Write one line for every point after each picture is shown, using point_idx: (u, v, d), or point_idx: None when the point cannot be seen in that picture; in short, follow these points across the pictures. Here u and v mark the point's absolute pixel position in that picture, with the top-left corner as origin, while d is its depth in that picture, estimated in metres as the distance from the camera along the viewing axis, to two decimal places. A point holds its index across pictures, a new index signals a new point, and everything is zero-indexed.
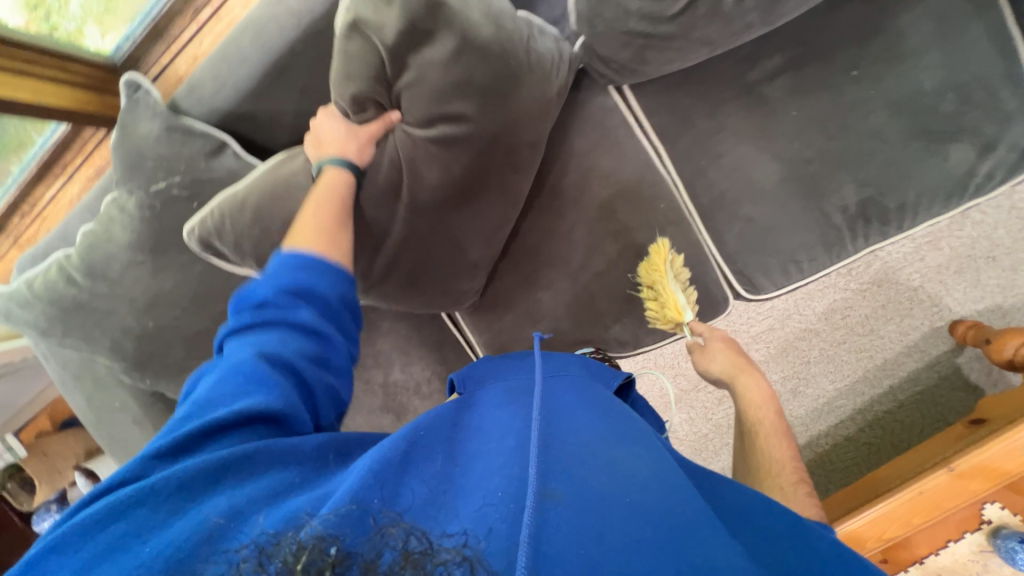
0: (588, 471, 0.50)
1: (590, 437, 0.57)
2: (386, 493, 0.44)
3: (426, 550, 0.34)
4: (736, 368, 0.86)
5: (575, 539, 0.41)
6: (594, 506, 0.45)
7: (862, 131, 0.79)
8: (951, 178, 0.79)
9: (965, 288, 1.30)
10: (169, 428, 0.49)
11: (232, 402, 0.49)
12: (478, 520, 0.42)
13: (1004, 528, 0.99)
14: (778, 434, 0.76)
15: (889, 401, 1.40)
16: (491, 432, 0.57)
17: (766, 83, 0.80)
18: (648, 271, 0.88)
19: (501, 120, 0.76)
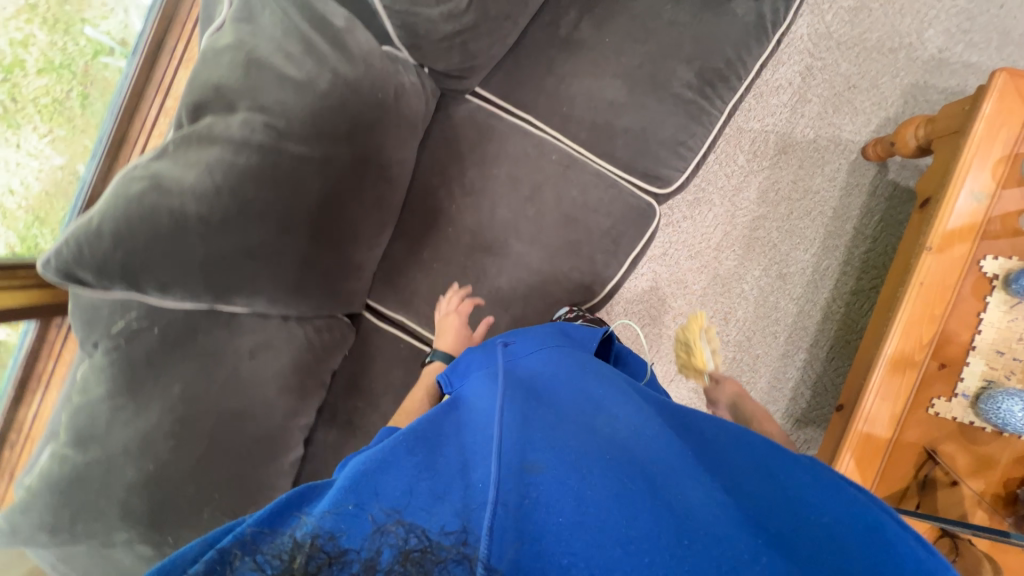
0: (567, 438, 0.54)
1: (571, 409, 0.61)
2: (381, 479, 0.48)
3: (425, 547, 0.40)
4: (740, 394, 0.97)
5: (555, 508, 0.46)
6: (571, 465, 0.50)
7: (662, 27, 0.94)
8: (750, 25, 0.94)
9: (851, 119, 1.43)
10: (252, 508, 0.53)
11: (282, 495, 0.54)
12: (466, 510, 0.45)
13: (1012, 273, 0.98)
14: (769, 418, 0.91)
15: (863, 240, 1.45)
16: (472, 418, 0.60)
17: (575, 31, 0.97)
18: (686, 331, 1.12)
19: (365, 140, 0.81)
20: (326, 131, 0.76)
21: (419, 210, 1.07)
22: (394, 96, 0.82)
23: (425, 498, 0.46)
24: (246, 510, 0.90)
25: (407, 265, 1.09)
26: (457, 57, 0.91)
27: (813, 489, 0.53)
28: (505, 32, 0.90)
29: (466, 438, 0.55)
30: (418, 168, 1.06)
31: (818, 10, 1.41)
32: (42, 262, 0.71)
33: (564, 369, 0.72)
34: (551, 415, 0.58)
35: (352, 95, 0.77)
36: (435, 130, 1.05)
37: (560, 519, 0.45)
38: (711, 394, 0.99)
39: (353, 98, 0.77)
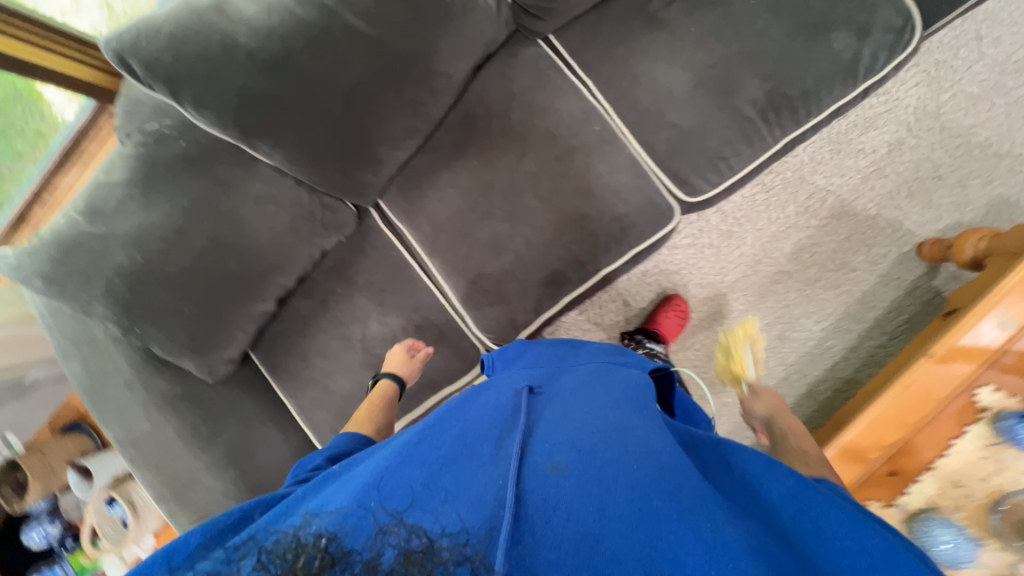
0: (587, 449, 0.55)
1: (595, 421, 0.62)
2: (394, 475, 0.51)
3: (426, 549, 0.42)
4: (777, 408, 0.93)
5: (570, 513, 0.47)
6: (593, 480, 0.50)
7: (751, 34, 0.90)
8: (841, 64, 0.89)
9: (921, 210, 1.33)
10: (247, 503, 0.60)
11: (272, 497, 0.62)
12: (473, 514, 0.46)
13: (1003, 412, 0.94)
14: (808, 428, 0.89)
15: (879, 334, 1.38)
16: (490, 419, 0.64)
17: (665, 9, 0.94)
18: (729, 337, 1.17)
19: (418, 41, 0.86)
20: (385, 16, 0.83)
21: (453, 133, 1.08)
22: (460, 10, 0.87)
23: (432, 500, 0.48)
24: (207, 335, 1.00)
25: (424, 180, 1.12)
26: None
27: (853, 514, 0.51)
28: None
29: (487, 446, 0.57)
30: (467, 92, 1.07)
31: (935, 85, 1.30)
32: (104, 41, 0.79)
33: (592, 394, 0.72)
34: (572, 429, 0.60)
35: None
36: (496, 61, 1.05)
37: (563, 531, 0.45)
38: (749, 406, 0.97)
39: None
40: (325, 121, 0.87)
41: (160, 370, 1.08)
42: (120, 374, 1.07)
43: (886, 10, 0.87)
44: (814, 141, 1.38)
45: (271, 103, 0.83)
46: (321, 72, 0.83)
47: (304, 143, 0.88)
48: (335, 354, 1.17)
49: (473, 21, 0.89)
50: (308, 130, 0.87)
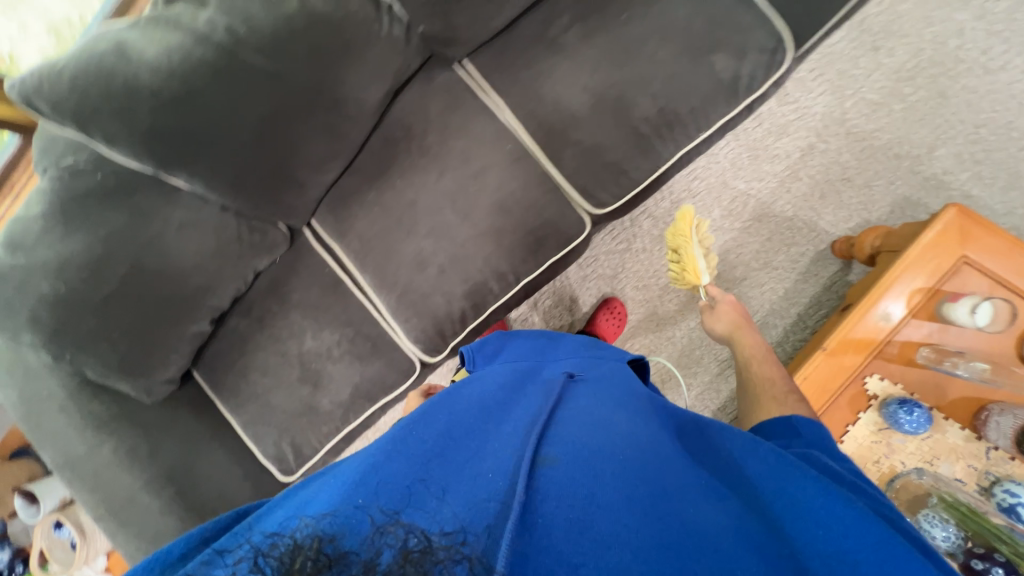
0: (576, 443, 0.58)
1: (583, 418, 0.65)
2: (384, 472, 0.51)
3: (425, 549, 0.40)
4: (733, 326, 1.07)
5: (562, 506, 0.49)
6: (583, 473, 0.53)
7: (641, 57, 0.97)
8: (723, 82, 0.96)
9: (833, 210, 1.42)
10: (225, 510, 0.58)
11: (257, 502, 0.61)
12: (469, 512, 0.47)
13: (890, 398, 1.00)
14: (764, 359, 0.98)
15: (802, 329, 1.46)
16: (474, 414, 0.66)
17: (563, 35, 1.00)
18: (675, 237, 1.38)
19: (322, 74, 0.91)
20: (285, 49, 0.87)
21: (376, 154, 1.13)
22: (361, 41, 0.92)
23: (426, 497, 0.48)
24: (137, 357, 1.03)
25: (352, 199, 1.16)
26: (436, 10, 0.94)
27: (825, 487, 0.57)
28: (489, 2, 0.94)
29: (476, 445, 0.59)
30: (388, 114, 1.12)
31: (839, 93, 1.39)
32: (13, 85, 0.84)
33: (569, 390, 0.75)
34: (558, 424, 0.63)
35: (316, 25, 0.88)
36: (413, 85, 1.10)
37: (560, 521, 0.48)
38: (710, 322, 1.12)
39: (318, 30, 0.88)
40: (236, 149, 0.91)
41: (97, 393, 1.11)
42: (55, 399, 1.10)
43: (759, 33, 0.94)
44: (733, 149, 1.47)
45: (179, 134, 0.87)
46: (225, 105, 0.87)
47: (218, 172, 0.92)
48: (273, 370, 1.20)
49: (376, 51, 0.93)
50: (218, 157, 0.91)
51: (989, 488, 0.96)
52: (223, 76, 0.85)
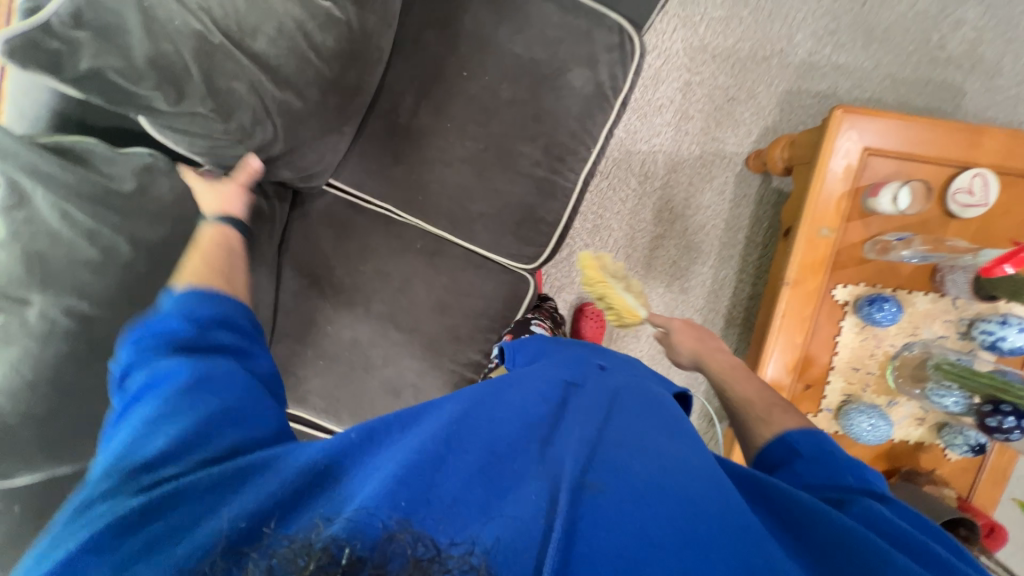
0: (637, 459, 0.56)
1: (647, 436, 0.61)
2: (427, 484, 0.49)
3: (433, 557, 0.41)
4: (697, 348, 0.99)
5: (608, 534, 0.47)
6: (637, 494, 0.51)
7: (501, 107, 0.92)
8: (589, 95, 0.92)
9: (734, 132, 1.44)
10: (169, 424, 0.56)
11: (197, 407, 0.57)
12: (509, 536, 0.45)
13: (861, 298, 1.06)
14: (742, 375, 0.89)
15: (754, 247, 1.50)
16: (523, 415, 0.61)
17: (415, 117, 0.94)
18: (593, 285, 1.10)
19: None
20: (140, 293, 0.75)
21: (294, 310, 1.05)
22: None
23: (467, 514, 0.47)
24: None
25: (292, 366, 1.07)
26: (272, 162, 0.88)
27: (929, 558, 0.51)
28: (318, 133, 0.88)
29: (530, 462, 0.55)
30: (285, 268, 1.03)
31: (689, 23, 1.38)
32: None
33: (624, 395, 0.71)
34: (617, 437, 0.60)
35: (162, 253, 0.77)
36: (294, 228, 1.02)
37: (601, 550, 0.46)
38: (673, 352, 1.03)
39: (166, 254, 0.77)
40: None
41: None
42: None
43: (600, 33, 0.90)
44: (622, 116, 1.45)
45: (81, 434, 0.75)
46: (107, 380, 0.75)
47: None
48: None
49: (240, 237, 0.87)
50: None
51: (969, 330, 1.04)
52: (89, 359, 0.72)
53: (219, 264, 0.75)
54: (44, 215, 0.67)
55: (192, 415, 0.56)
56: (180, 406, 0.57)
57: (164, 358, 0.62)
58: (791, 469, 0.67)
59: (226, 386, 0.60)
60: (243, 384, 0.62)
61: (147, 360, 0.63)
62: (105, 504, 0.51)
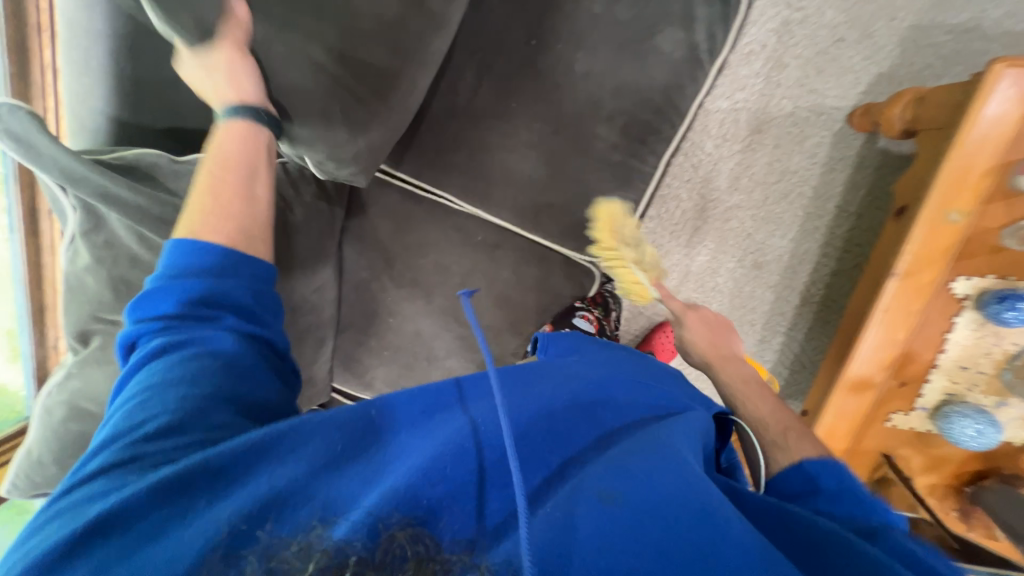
0: (686, 486, 0.47)
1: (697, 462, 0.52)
2: (440, 478, 0.46)
3: (434, 558, 0.38)
4: (710, 354, 0.89)
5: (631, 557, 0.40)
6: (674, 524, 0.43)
7: (574, 81, 0.81)
8: (680, 61, 0.78)
9: (836, 82, 1.23)
10: (164, 402, 0.54)
11: (190, 384, 0.56)
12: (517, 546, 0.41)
13: (987, 292, 0.92)
14: (761, 393, 0.81)
15: (845, 218, 1.32)
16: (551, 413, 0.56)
17: (476, 97, 0.85)
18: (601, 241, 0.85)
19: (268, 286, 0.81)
20: None
21: (356, 302, 1.03)
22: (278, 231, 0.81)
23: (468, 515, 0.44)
24: None
25: (356, 357, 1.08)
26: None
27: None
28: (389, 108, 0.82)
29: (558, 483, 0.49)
30: (344, 262, 1.01)
31: None
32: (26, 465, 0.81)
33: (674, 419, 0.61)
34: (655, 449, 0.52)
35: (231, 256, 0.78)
36: (352, 221, 0.99)
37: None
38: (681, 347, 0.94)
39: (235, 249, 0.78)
40: None
41: None
42: None
43: None
44: None
45: None
46: None
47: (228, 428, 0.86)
48: None
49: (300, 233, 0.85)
50: None
51: None
52: None
53: (237, 180, 0.72)
54: (127, 242, 0.79)
55: (188, 402, 0.54)
56: (174, 390, 0.55)
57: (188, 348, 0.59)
58: (811, 500, 0.59)
59: (199, 348, 0.59)
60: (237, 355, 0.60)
61: (166, 344, 0.59)
62: (110, 490, 0.48)
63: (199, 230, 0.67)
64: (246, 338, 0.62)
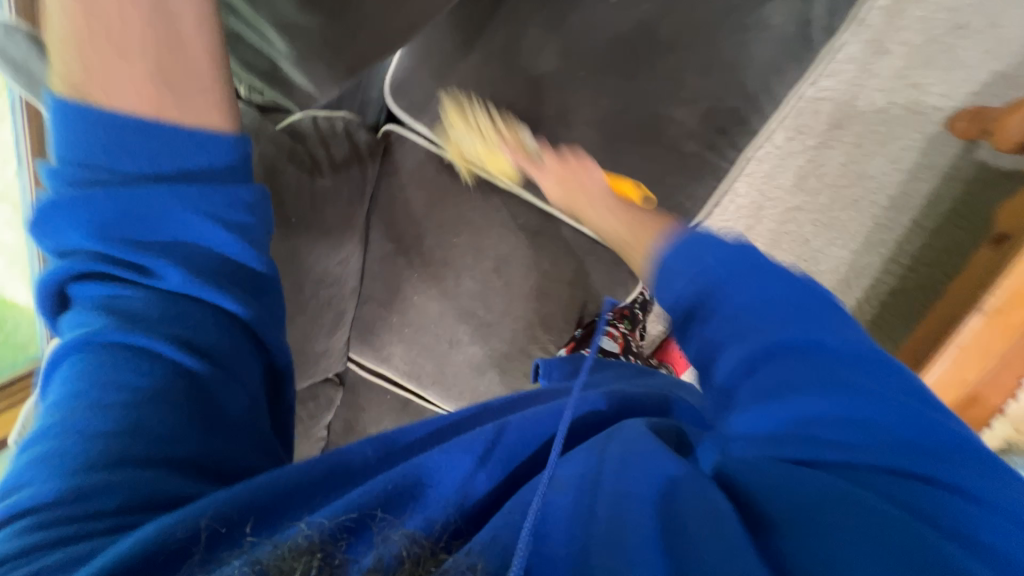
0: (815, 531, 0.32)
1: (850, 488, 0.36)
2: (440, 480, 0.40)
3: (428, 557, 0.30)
4: (564, 188, 0.73)
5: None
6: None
7: (655, 51, 0.70)
8: (789, 39, 0.68)
9: (943, 77, 1.09)
10: (85, 432, 0.37)
11: (124, 380, 0.40)
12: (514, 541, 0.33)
13: None
14: (600, 200, 0.68)
15: (918, 234, 1.16)
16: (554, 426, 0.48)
17: (537, 59, 0.75)
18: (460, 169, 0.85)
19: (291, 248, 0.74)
20: None
21: (379, 275, 0.95)
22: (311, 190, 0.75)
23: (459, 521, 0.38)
24: None
25: (373, 333, 1.01)
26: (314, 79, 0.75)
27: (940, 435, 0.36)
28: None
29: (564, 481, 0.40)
30: (370, 230, 0.93)
31: None
32: None
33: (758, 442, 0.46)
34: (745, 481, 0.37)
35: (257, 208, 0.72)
36: (383, 187, 0.90)
37: None
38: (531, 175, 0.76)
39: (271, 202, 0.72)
40: None
41: None
42: None
43: None
44: None
45: None
46: None
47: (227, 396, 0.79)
48: None
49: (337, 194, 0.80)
50: None
51: None
52: None
53: None
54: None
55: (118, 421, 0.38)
56: (98, 410, 0.38)
57: (131, 333, 0.41)
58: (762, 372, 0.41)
59: (119, 331, 0.42)
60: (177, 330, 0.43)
61: (91, 329, 0.41)
62: None
63: (81, 78, 0.41)
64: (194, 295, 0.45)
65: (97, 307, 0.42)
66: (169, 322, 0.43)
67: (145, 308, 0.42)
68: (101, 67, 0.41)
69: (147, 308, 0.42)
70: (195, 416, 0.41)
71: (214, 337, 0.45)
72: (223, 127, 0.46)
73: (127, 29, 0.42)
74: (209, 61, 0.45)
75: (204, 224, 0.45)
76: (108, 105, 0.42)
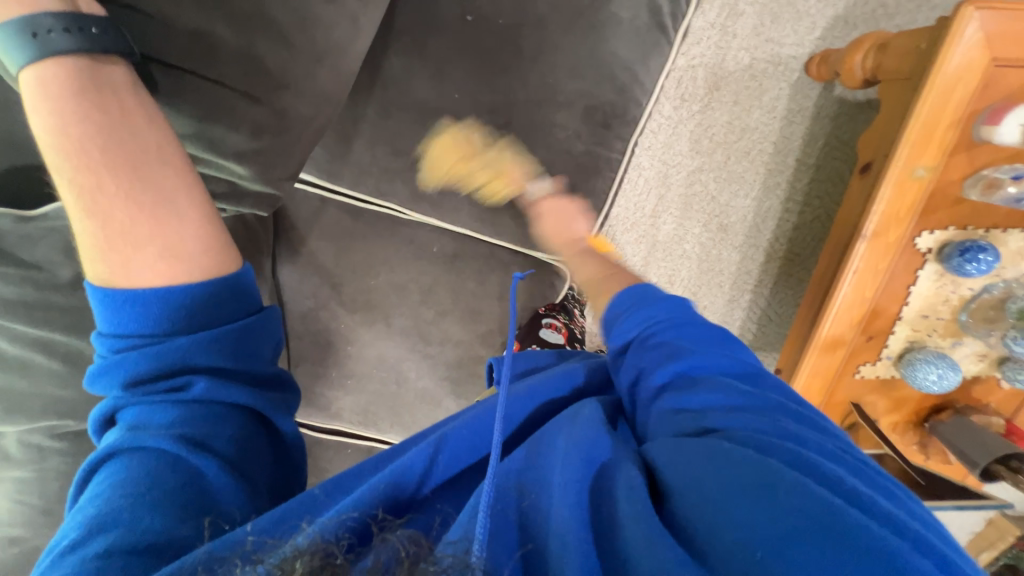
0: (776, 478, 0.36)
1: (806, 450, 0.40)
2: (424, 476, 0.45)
3: (427, 555, 0.29)
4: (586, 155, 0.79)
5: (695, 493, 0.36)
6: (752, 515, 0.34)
7: (522, 60, 0.71)
8: (644, 29, 0.70)
9: (791, 27, 1.18)
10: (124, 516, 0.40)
11: (164, 469, 0.44)
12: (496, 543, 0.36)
13: (946, 246, 0.93)
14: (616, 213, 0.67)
15: (806, 171, 1.26)
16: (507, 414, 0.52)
17: (409, 91, 0.74)
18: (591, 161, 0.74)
19: None
20: None
21: (304, 334, 0.89)
22: None
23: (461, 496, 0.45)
24: None
25: (315, 393, 0.94)
26: (268, 179, 0.70)
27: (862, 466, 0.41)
28: (311, 84, 0.66)
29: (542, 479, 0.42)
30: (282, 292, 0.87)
31: None
32: None
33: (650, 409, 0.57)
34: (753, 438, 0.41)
35: None
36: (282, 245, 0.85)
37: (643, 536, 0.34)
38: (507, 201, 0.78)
39: None
40: None
41: None
42: None
43: None
44: None
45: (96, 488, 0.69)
46: None
47: None
48: None
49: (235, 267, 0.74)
50: None
51: None
52: None
53: (128, 161, 0.50)
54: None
55: (158, 503, 0.41)
56: (144, 495, 0.42)
57: (143, 440, 0.45)
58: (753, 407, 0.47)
59: (165, 440, 0.45)
60: (209, 427, 0.47)
61: (123, 446, 0.45)
62: None
63: (111, 266, 0.49)
64: (227, 402, 0.49)
65: (129, 426, 0.46)
66: (182, 425, 0.46)
67: (163, 420, 0.47)
68: (126, 258, 0.48)
69: (171, 416, 0.47)
70: (187, 503, 0.42)
71: (219, 432, 0.48)
72: (227, 268, 0.53)
73: (144, 213, 0.49)
74: (201, 222, 0.52)
75: (202, 353, 0.49)
76: (133, 280, 0.48)
